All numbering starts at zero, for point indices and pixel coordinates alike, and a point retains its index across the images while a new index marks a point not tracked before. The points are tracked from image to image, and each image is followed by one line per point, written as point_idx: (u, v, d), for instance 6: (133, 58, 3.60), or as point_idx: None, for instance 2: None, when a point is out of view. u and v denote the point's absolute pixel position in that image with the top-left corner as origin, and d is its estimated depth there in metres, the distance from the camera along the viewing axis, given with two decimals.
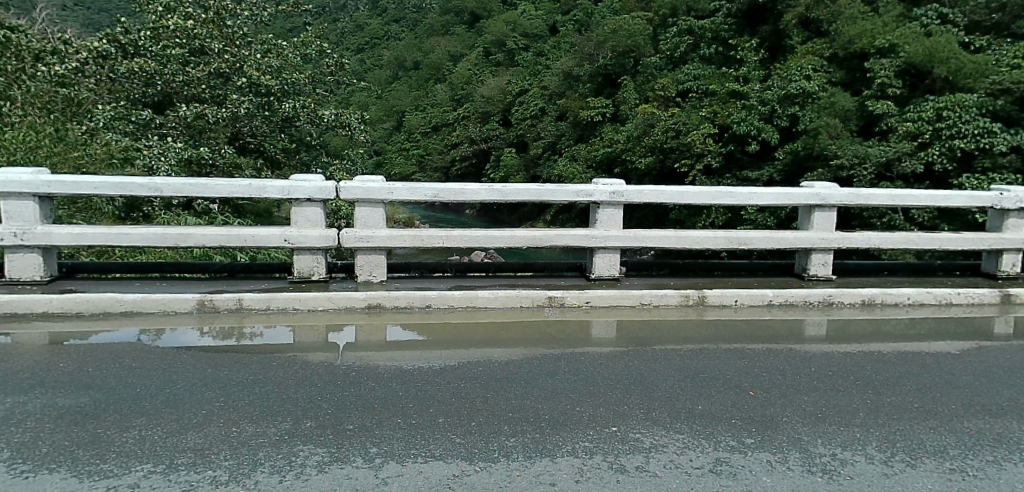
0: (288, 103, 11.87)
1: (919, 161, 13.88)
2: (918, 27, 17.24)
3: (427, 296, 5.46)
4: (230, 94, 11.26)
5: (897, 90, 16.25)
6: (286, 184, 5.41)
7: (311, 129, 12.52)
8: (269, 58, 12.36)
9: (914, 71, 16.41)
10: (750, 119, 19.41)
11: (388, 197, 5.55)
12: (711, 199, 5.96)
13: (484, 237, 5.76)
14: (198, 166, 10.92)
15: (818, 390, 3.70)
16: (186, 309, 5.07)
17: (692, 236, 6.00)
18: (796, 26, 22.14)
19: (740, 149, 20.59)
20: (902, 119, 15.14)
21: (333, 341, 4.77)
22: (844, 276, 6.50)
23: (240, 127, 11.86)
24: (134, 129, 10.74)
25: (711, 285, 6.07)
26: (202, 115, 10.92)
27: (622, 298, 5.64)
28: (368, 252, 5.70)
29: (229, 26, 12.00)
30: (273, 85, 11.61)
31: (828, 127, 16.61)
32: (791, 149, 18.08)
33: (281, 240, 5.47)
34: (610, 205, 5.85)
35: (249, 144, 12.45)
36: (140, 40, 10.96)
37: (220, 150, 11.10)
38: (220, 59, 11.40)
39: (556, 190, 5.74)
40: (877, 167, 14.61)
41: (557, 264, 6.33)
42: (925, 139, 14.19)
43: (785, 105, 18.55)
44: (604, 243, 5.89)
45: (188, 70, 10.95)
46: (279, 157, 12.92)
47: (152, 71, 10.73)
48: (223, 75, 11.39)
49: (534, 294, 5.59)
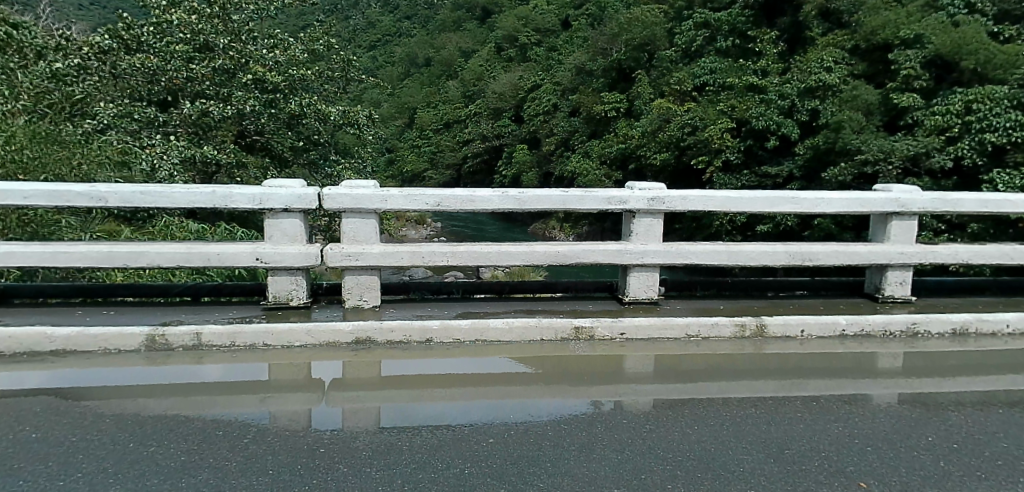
0: (295, 101, 10.92)
1: (948, 156, 13.15)
2: (944, 17, 15.98)
3: (427, 327, 4.48)
4: (235, 92, 10.36)
5: (921, 83, 15.26)
6: (257, 192, 4.48)
7: (320, 126, 11.46)
8: (277, 52, 11.39)
9: (941, 62, 15.33)
10: (768, 113, 18.54)
11: (380, 205, 4.62)
12: (769, 206, 4.97)
13: (498, 254, 4.81)
14: (203, 167, 10.07)
15: (952, 479, 2.72)
16: (133, 346, 4.14)
17: (747, 251, 5.00)
18: (816, 17, 20.95)
19: (758, 144, 19.69)
20: (928, 113, 14.11)
21: (306, 389, 3.83)
22: (923, 297, 5.46)
23: (246, 125, 10.89)
24: (138, 127, 9.92)
25: (770, 310, 5.05)
26: (208, 113, 10.10)
27: (664, 329, 4.64)
28: (357, 273, 4.75)
29: (235, 21, 11.08)
30: (279, 81, 10.63)
31: (851, 121, 15.65)
32: (812, 143, 17.24)
33: (253, 259, 4.52)
34: (648, 214, 4.87)
35: (257, 142, 11.46)
36: (143, 36, 10.05)
37: (224, 149, 10.29)
38: (225, 55, 10.45)
39: (583, 197, 4.78)
40: (904, 161, 13.97)
41: (585, 283, 5.33)
42: (955, 133, 13.32)
43: (806, 99, 17.70)
44: (641, 260, 4.90)
45: (191, 66, 10.08)
46: (285, 155, 11.76)
47: (155, 67, 9.85)
48: (228, 72, 10.44)
49: (558, 323, 4.59)
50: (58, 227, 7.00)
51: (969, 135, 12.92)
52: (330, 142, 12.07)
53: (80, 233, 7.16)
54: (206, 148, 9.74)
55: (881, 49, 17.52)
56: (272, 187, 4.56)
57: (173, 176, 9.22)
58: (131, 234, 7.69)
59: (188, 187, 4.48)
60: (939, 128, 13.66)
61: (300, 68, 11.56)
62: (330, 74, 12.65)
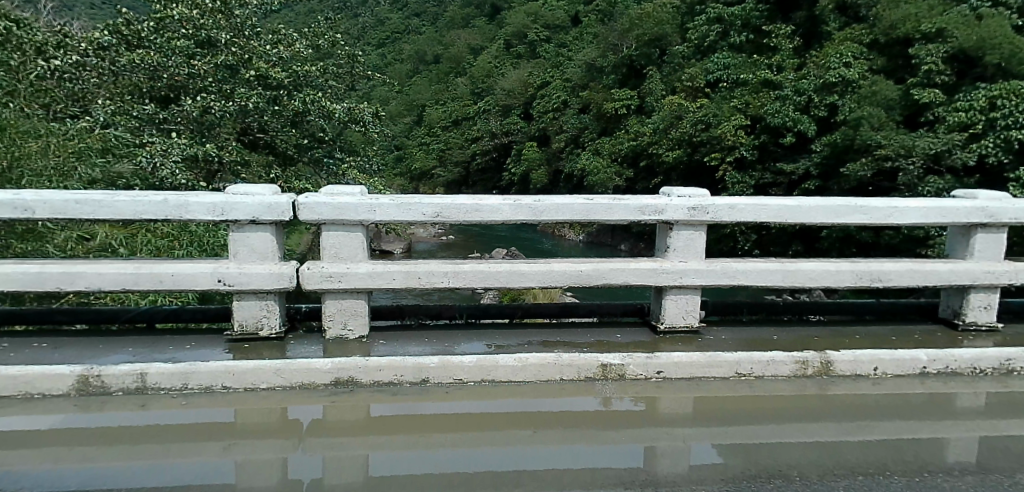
0: (299, 98, 10.00)
1: (970, 153, 12.29)
2: (966, 10, 14.92)
3: (422, 365, 3.66)
4: (238, 88, 9.35)
5: (943, 79, 14.31)
6: (218, 200, 3.72)
7: (325, 124, 10.55)
8: (280, 49, 10.59)
9: (963, 57, 14.19)
10: (784, 109, 17.64)
11: (367, 216, 3.86)
12: (831, 217, 4.18)
13: (508, 274, 4.02)
14: (204, 164, 9.09)
15: None
16: (62, 390, 3.37)
17: (807, 270, 4.20)
18: (833, 12, 20.03)
19: (773, 141, 18.72)
20: (950, 109, 13.36)
21: (273, 443, 3.13)
22: (1008, 324, 4.63)
23: (250, 122, 9.99)
24: (139, 124, 8.93)
25: (833, 341, 4.22)
26: (208, 110, 9.04)
27: (708, 367, 3.82)
28: (339, 297, 3.96)
29: (238, 16, 10.08)
30: (282, 77, 9.90)
31: (870, 117, 14.75)
32: (828, 141, 16.36)
33: (214, 282, 3.77)
34: (686, 226, 4.09)
35: (260, 139, 10.56)
36: (144, 31, 9.30)
37: (227, 147, 9.27)
38: (229, 52, 9.47)
39: (611, 207, 3.98)
40: (925, 160, 13.34)
41: (611, 306, 4.54)
42: (978, 131, 12.54)
43: (824, 94, 16.78)
44: (680, 281, 4.10)
45: (193, 62, 9.00)
46: (291, 153, 10.82)
47: (155, 64, 8.85)
48: (232, 68, 9.43)
49: (582, 360, 3.77)
50: (42, 241, 6.13)
51: (994, 132, 12.08)
52: (333, 138, 11.22)
53: (65, 250, 6.21)
54: (210, 145, 8.67)
55: (902, 43, 16.38)
56: (236, 193, 3.79)
57: (177, 177, 8.23)
58: (110, 237, 6.71)
59: (134, 193, 3.72)
60: (962, 125, 12.85)
61: (304, 63, 10.78)
62: (335, 70, 11.83)
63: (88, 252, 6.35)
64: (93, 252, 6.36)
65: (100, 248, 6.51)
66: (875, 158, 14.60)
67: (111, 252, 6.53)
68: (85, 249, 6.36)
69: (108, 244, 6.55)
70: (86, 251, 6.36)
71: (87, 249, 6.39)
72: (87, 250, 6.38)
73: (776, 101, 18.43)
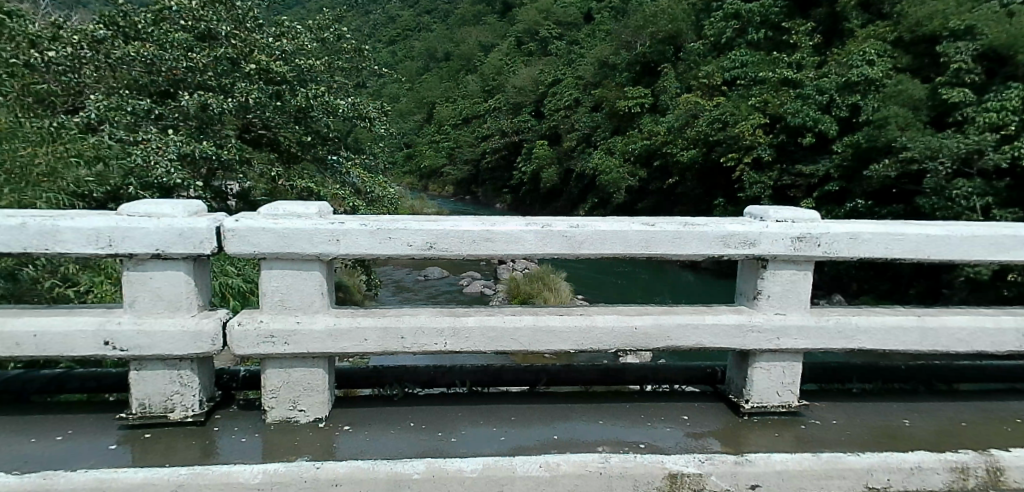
0: (303, 92, 8.67)
1: (1003, 155, 11.09)
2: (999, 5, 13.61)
3: (395, 478, 2.38)
4: (239, 83, 8.05)
5: (972, 78, 12.87)
6: (105, 227, 2.52)
7: (328, 122, 9.22)
8: (286, 42, 9.23)
9: (994, 55, 12.86)
10: (804, 108, 16.32)
11: (328, 249, 2.64)
12: (993, 253, 2.90)
13: (531, 333, 2.79)
14: (197, 163, 7.81)
15: None
16: None
17: (952, 328, 2.94)
18: (855, 8, 18.72)
19: (792, 140, 17.51)
20: (980, 109, 12.03)
21: None
22: None
23: (252, 118, 8.73)
24: (133, 123, 7.46)
25: (993, 431, 2.93)
26: (207, 106, 7.78)
27: (825, 479, 2.55)
28: (284, 364, 2.74)
29: (240, 6, 8.76)
30: (286, 71, 8.51)
31: (896, 117, 13.40)
32: (852, 141, 15.00)
33: (100, 346, 2.59)
34: (785, 264, 2.86)
35: (263, 136, 9.35)
36: (140, 23, 7.88)
37: (227, 144, 8.12)
38: (230, 44, 8.20)
39: (680, 237, 2.77)
40: (954, 162, 12.00)
41: (670, 371, 3.32)
42: (1011, 131, 11.33)
43: (846, 94, 15.42)
44: (776, 341, 2.87)
45: (192, 55, 7.70)
46: (293, 150, 9.59)
47: (151, 57, 7.47)
48: (231, 61, 8.13)
49: (641, 464, 2.50)
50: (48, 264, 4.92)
51: None
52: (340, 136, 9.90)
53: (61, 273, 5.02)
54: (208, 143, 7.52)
55: (928, 41, 14.98)
56: (132, 214, 2.59)
57: (172, 176, 7.00)
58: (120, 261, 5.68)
59: None
60: (992, 126, 11.63)
61: (310, 58, 9.49)
62: (343, 66, 10.57)
63: (85, 281, 5.13)
64: (87, 277, 5.17)
65: (92, 269, 5.37)
66: (900, 159, 13.27)
67: (114, 278, 5.39)
68: (105, 292, 5.17)
69: (105, 266, 5.47)
70: (82, 277, 5.17)
71: (77, 291, 5.05)
72: (83, 273, 5.23)
73: (796, 99, 17.10)
